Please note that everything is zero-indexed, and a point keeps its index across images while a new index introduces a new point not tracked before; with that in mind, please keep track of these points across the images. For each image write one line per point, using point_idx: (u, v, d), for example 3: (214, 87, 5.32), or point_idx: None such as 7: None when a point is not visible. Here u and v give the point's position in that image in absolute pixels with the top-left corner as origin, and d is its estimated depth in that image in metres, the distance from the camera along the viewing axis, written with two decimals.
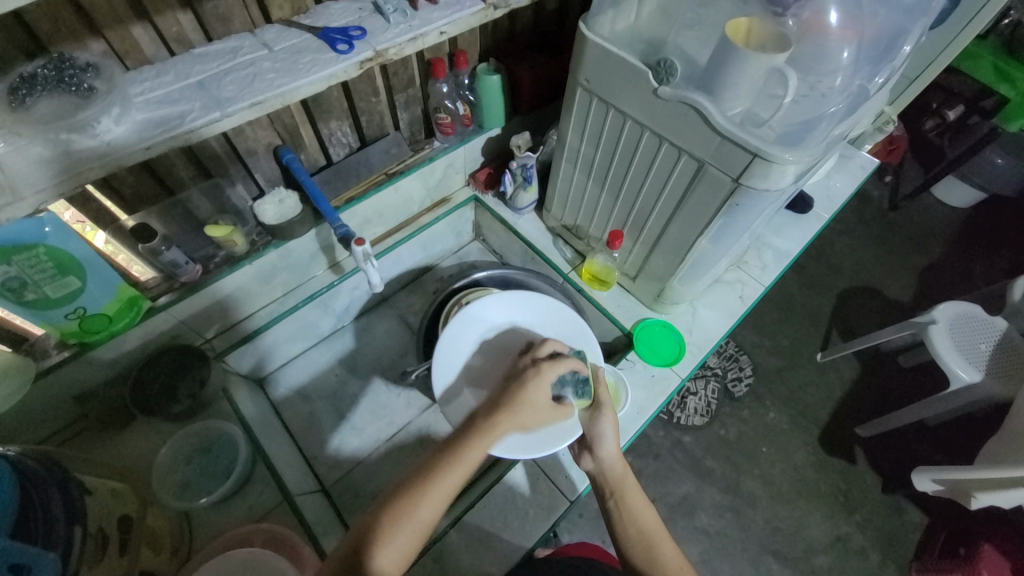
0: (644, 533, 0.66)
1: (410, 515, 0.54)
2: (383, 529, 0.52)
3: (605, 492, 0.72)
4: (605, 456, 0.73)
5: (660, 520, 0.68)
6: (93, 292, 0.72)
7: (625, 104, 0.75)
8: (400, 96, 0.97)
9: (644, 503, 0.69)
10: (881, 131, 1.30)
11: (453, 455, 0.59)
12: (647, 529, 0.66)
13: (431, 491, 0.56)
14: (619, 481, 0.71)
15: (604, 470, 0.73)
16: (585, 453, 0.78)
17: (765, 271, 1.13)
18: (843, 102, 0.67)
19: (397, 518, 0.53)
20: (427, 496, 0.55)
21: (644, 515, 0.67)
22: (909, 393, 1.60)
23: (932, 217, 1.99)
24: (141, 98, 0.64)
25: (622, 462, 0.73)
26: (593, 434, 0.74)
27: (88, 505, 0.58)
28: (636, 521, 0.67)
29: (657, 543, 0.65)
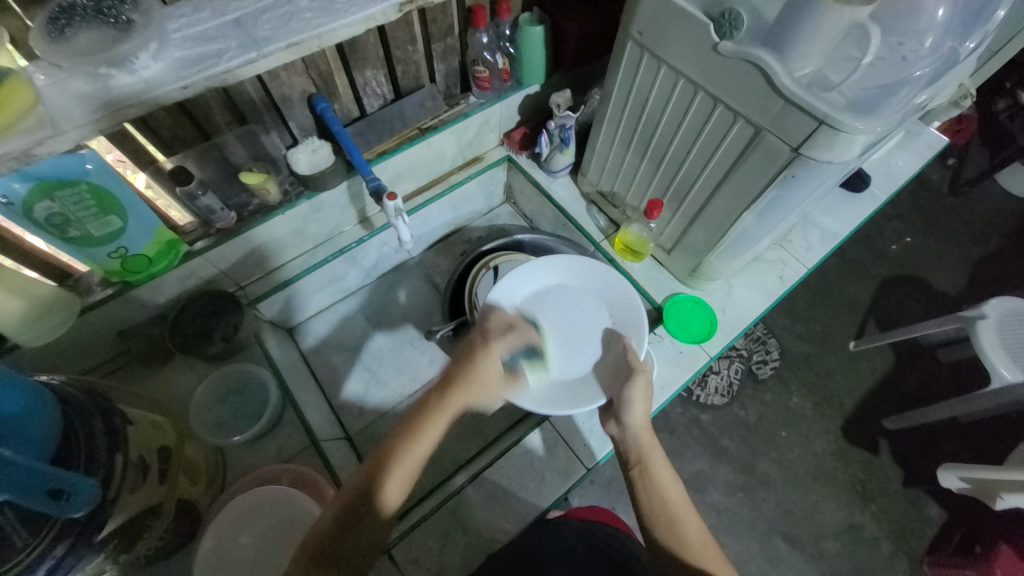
0: (668, 506, 0.66)
1: (406, 456, 0.60)
2: (394, 467, 0.59)
3: (630, 459, 0.71)
4: (631, 425, 0.73)
5: (686, 495, 0.67)
6: (134, 233, 0.73)
7: (680, 61, 0.70)
8: (438, 46, 0.93)
9: (671, 474, 0.69)
10: (957, 106, 1.18)
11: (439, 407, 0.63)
12: (672, 502, 0.66)
13: (429, 432, 0.62)
14: (647, 448, 0.70)
15: (629, 436, 0.73)
16: (611, 418, 0.78)
17: (809, 252, 1.07)
18: (928, 67, 0.61)
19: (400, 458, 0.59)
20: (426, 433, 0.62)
21: (669, 488, 0.67)
22: (945, 388, 1.53)
23: (994, 207, 1.84)
24: (180, 35, 0.62)
25: (648, 431, 0.73)
26: (624, 401, 0.75)
27: (131, 433, 0.61)
28: (661, 495, 0.67)
29: (679, 516, 0.65)
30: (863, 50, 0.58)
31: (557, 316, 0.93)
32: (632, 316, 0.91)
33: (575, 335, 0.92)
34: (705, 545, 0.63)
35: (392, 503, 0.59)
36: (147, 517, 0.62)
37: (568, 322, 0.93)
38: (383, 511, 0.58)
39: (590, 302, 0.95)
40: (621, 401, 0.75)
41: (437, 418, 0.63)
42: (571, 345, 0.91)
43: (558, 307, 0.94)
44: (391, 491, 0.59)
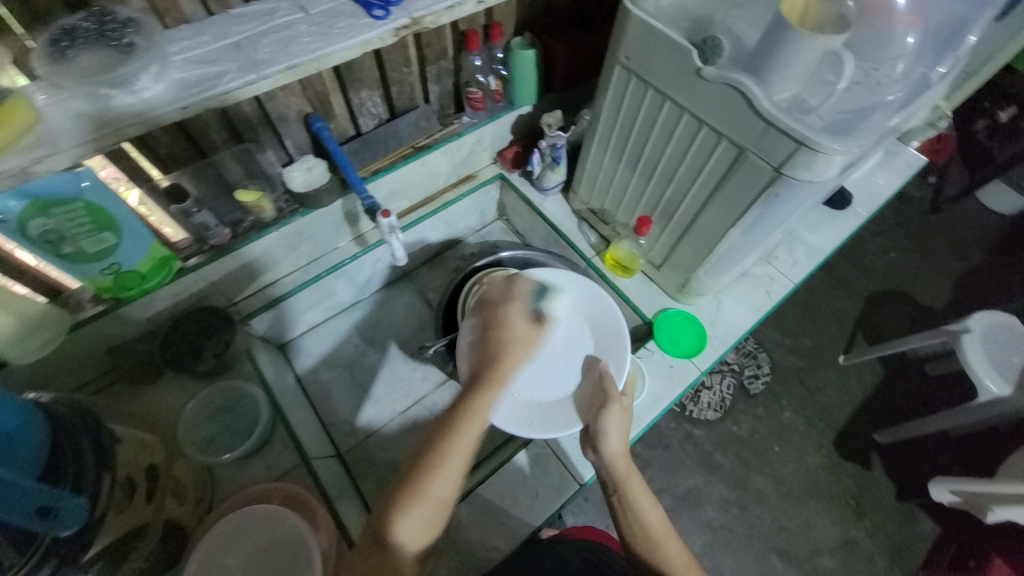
0: (648, 531, 0.66)
1: (434, 484, 0.57)
2: (413, 506, 0.56)
3: (609, 487, 0.72)
4: (607, 453, 0.73)
5: (667, 519, 0.68)
6: (128, 249, 0.74)
7: (665, 85, 0.73)
8: (432, 68, 0.95)
9: (651, 499, 0.69)
10: (933, 127, 1.22)
11: (469, 425, 0.61)
12: (653, 529, 0.66)
13: (450, 467, 0.58)
14: (623, 477, 0.70)
15: (606, 464, 0.73)
16: (589, 446, 0.78)
17: (795, 267, 1.09)
18: (900, 91, 0.64)
19: (425, 481, 0.57)
20: (446, 468, 0.58)
21: (650, 514, 0.67)
22: (933, 402, 1.55)
23: (974, 223, 1.89)
24: (180, 58, 0.64)
25: (625, 459, 0.72)
26: (598, 430, 0.74)
27: (119, 452, 0.60)
28: (643, 522, 0.67)
29: (662, 541, 0.65)
30: (837, 76, 0.61)
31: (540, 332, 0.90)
32: (614, 338, 0.89)
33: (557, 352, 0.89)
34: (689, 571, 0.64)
35: (413, 540, 0.56)
36: (134, 538, 0.61)
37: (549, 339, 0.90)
38: (404, 548, 0.55)
39: (573, 319, 0.92)
40: (597, 431, 0.74)
41: (455, 449, 0.59)
42: (550, 364, 0.88)
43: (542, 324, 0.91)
44: (410, 524, 0.55)
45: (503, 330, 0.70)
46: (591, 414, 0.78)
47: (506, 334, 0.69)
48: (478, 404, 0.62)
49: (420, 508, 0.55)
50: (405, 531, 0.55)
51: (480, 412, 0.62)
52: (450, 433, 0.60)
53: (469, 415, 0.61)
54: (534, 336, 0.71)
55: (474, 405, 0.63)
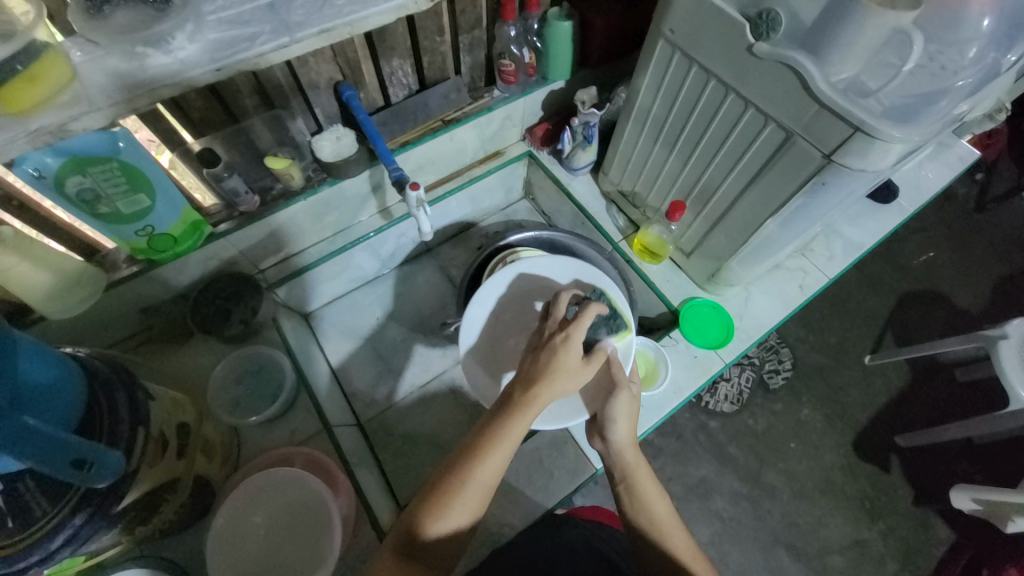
0: (656, 524, 0.66)
1: (475, 481, 0.57)
2: (451, 498, 0.56)
3: (615, 475, 0.70)
4: (614, 442, 0.71)
5: (673, 511, 0.67)
6: (161, 212, 0.75)
7: (712, 61, 0.69)
8: (465, 38, 0.93)
9: (656, 487, 0.68)
10: (991, 120, 1.14)
11: (502, 440, 0.60)
12: (660, 520, 0.66)
13: (488, 468, 0.58)
14: (631, 465, 0.69)
15: (614, 452, 0.71)
16: (597, 434, 0.75)
17: (831, 261, 1.05)
18: (972, 76, 0.59)
19: (468, 477, 0.57)
20: (482, 472, 0.58)
21: (657, 505, 0.67)
22: (961, 408, 1.50)
23: (1022, 224, 1.79)
24: (214, 17, 0.62)
25: (634, 448, 0.70)
26: (608, 418, 0.72)
27: (151, 408, 0.62)
28: (648, 511, 0.67)
29: (664, 531, 0.65)
30: (903, 58, 0.57)
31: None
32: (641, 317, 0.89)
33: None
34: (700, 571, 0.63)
35: (456, 527, 0.56)
36: (165, 491, 0.63)
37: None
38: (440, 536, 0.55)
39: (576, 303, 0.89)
40: (607, 421, 0.72)
41: (494, 455, 0.59)
42: None
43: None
44: (448, 521, 0.56)
45: (550, 355, 0.64)
46: (600, 403, 0.76)
47: (554, 361, 0.64)
48: (515, 422, 0.61)
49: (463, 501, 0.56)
50: (451, 519, 0.55)
51: (514, 430, 0.60)
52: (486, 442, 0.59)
53: (512, 424, 0.60)
54: (583, 370, 0.66)
55: (506, 426, 0.60)
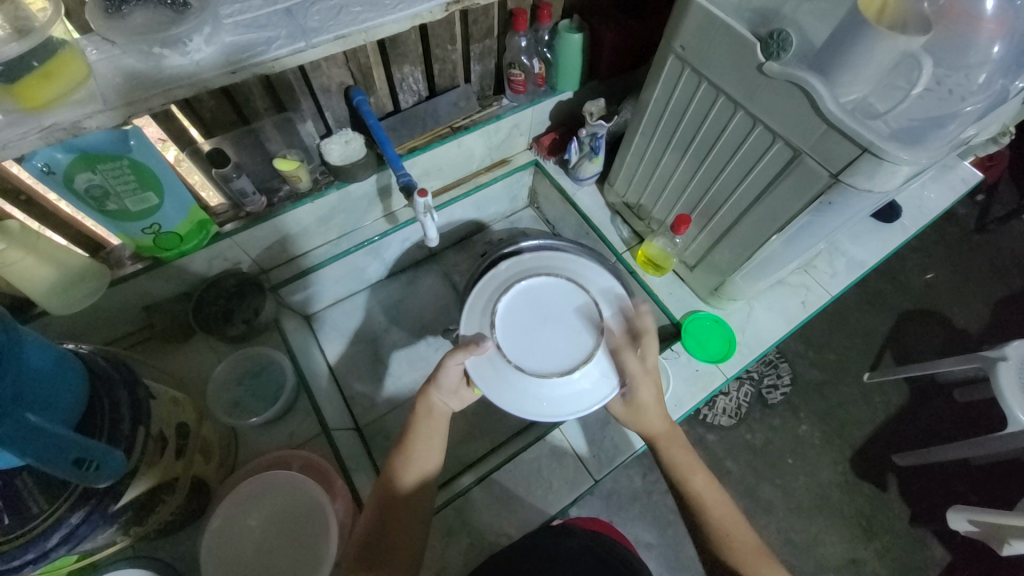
0: (685, 475, 0.74)
1: (422, 445, 0.70)
2: (411, 461, 0.69)
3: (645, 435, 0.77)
4: (639, 405, 0.75)
5: (708, 472, 0.74)
6: (169, 210, 0.75)
7: (722, 79, 0.70)
8: (476, 47, 0.94)
9: (693, 454, 0.76)
10: (995, 143, 1.14)
11: (425, 430, 0.71)
12: (685, 471, 0.74)
13: (426, 448, 0.70)
14: (654, 426, 0.76)
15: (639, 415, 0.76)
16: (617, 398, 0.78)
17: (833, 279, 1.06)
18: (982, 101, 0.60)
19: (411, 454, 0.69)
20: (423, 451, 0.70)
21: (681, 456, 0.75)
22: (958, 427, 1.50)
23: (1023, 246, 1.80)
24: (231, 21, 0.63)
25: (658, 406, 0.75)
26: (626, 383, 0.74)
27: (152, 408, 0.62)
28: (676, 464, 0.74)
29: (694, 485, 0.73)
30: (911, 81, 0.57)
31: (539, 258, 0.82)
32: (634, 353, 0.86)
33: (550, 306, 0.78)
34: (733, 535, 0.69)
35: (426, 472, 0.69)
36: (162, 492, 0.63)
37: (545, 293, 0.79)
38: (424, 478, 0.69)
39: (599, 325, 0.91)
40: (632, 393, 0.74)
41: (424, 444, 0.70)
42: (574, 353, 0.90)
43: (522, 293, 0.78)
44: (414, 471, 0.68)
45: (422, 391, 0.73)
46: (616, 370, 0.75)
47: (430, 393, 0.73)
48: (426, 422, 0.72)
49: (424, 456, 0.70)
50: (404, 477, 0.68)
51: (429, 423, 0.72)
52: (411, 442, 0.71)
53: (423, 431, 0.71)
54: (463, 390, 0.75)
55: (418, 429, 0.71)
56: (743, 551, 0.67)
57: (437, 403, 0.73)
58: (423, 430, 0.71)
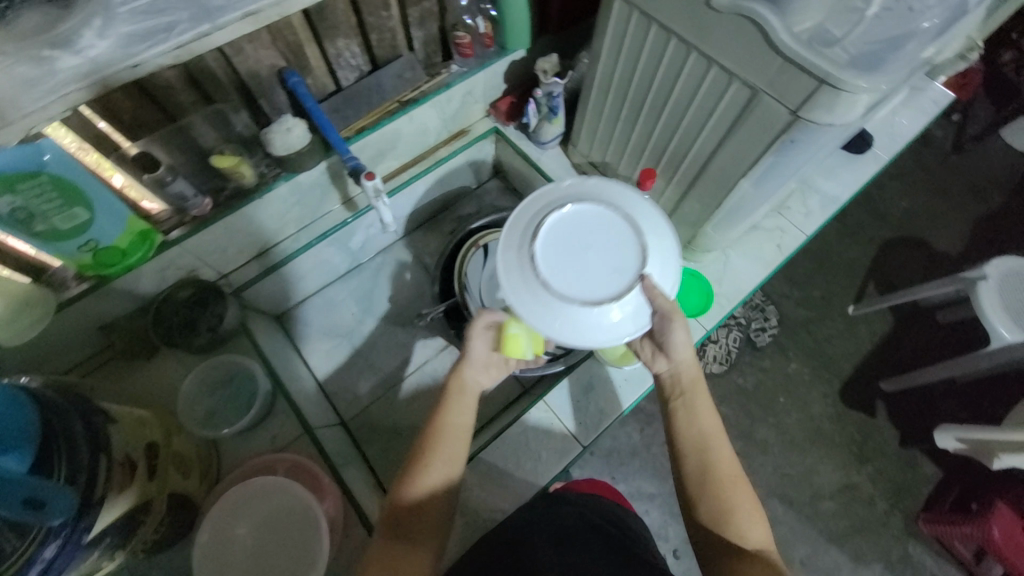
0: (705, 440, 0.65)
1: (446, 432, 0.65)
2: (432, 454, 0.63)
3: (671, 393, 0.71)
4: (679, 360, 0.70)
5: (724, 430, 0.67)
6: (104, 224, 0.71)
7: (671, 20, 0.65)
8: (415, 11, 0.87)
9: (712, 410, 0.68)
10: (964, 60, 1.10)
11: (451, 415, 0.66)
12: (708, 433, 0.66)
13: (453, 440, 0.65)
14: (689, 385, 0.70)
15: (674, 371, 0.71)
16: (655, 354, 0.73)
17: (808, 218, 1.04)
18: (940, 16, 0.58)
19: (435, 446, 0.63)
20: (444, 446, 0.64)
21: (705, 420, 0.67)
22: (942, 349, 1.53)
23: (999, 162, 1.79)
24: (125, 9, 0.57)
25: (694, 370, 0.70)
26: (670, 339, 0.69)
27: (112, 434, 0.60)
28: (699, 426, 0.66)
29: (716, 461, 0.64)
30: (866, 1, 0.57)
31: (594, 187, 0.70)
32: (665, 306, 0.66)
33: (597, 236, 0.67)
34: (729, 512, 0.61)
35: (449, 473, 0.63)
36: (139, 513, 0.62)
37: (594, 222, 0.67)
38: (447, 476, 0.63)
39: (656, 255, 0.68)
40: (666, 341, 0.69)
41: (452, 429, 0.65)
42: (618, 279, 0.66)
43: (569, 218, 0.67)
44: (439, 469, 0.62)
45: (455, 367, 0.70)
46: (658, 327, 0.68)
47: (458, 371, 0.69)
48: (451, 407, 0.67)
49: (449, 447, 0.64)
50: (430, 483, 0.61)
51: (455, 409, 0.67)
52: (437, 431, 0.65)
53: (447, 418, 0.66)
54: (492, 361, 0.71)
55: (443, 419, 0.66)
56: (744, 517, 0.61)
57: (471, 376, 0.70)
58: (450, 422, 0.66)
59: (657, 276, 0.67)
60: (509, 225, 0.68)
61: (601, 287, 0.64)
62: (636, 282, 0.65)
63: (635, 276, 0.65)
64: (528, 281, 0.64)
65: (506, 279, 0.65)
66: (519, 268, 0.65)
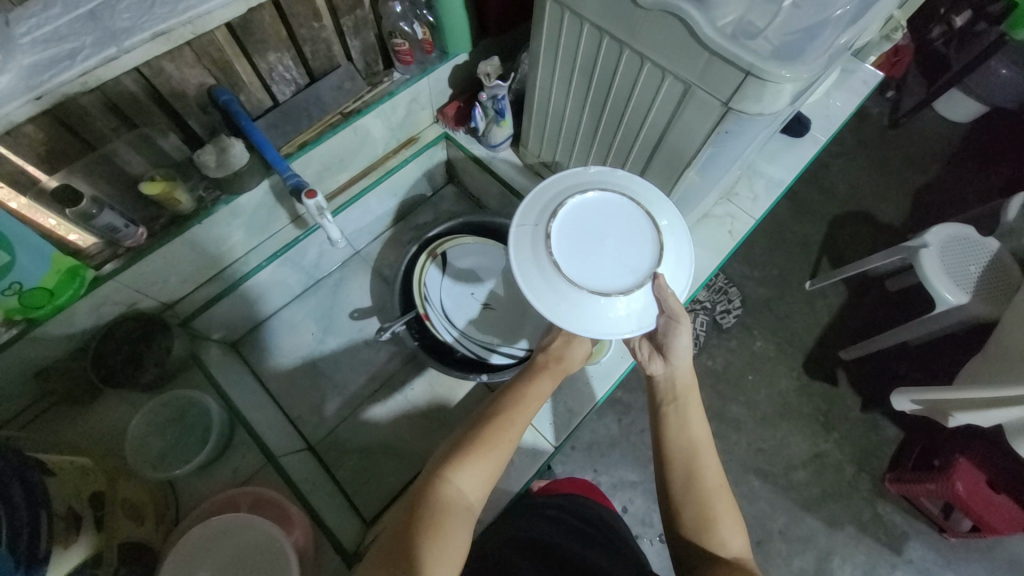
0: (693, 446, 0.67)
1: (495, 447, 0.61)
2: (470, 456, 0.60)
3: (664, 397, 0.71)
4: (678, 365, 0.71)
5: (712, 439, 0.68)
6: (27, 264, 0.65)
7: (601, 19, 0.65)
8: (348, 20, 0.84)
9: (701, 418, 0.70)
10: (889, 40, 1.15)
11: (504, 429, 0.63)
12: (697, 440, 0.67)
13: (493, 457, 0.61)
14: (684, 391, 0.71)
15: (670, 376, 0.72)
16: (654, 356, 0.74)
17: (756, 202, 1.07)
18: (852, 3, 0.59)
19: (480, 452, 0.60)
20: (484, 461, 0.60)
21: (696, 427, 0.68)
22: (894, 316, 1.61)
23: (932, 134, 1.89)
24: (28, 39, 0.56)
25: (691, 380, 0.71)
26: (673, 345, 0.69)
27: (50, 487, 0.56)
28: (688, 433, 0.68)
29: (703, 468, 0.65)
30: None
31: (618, 178, 0.70)
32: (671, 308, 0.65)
33: (611, 227, 0.67)
34: (709, 520, 0.63)
35: (466, 498, 0.58)
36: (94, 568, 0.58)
37: (616, 212, 0.67)
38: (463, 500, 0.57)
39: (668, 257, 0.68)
40: (669, 344, 0.70)
41: (501, 439, 0.62)
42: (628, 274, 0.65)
43: (592, 203, 0.67)
44: (471, 480, 0.59)
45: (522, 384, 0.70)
46: (662, 331, 0.68)
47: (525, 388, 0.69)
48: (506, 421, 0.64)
49: (485, 461, 0.60)
50: (464, 487, 0.58)
51: (510, 428, 0.64)
52: (489, 434, 0.62)
53: (499, 426, 0.63)
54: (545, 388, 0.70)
55: (497, 428, 0.63)
56: (724, 525, 0.62)
57: (528, 400, 0.68)
58: (494, 429, 0.63)
59: (668, 276, 0.67)
60: (534, 196, 0.67)
61: (611, 277, 0.64)
62: (647, 279, 0.65)
63: (646, 273, 0.65)
64: (538, 254, 0.64)
65: (519, 249, 0.64)
66: (532, 239, 0.64)
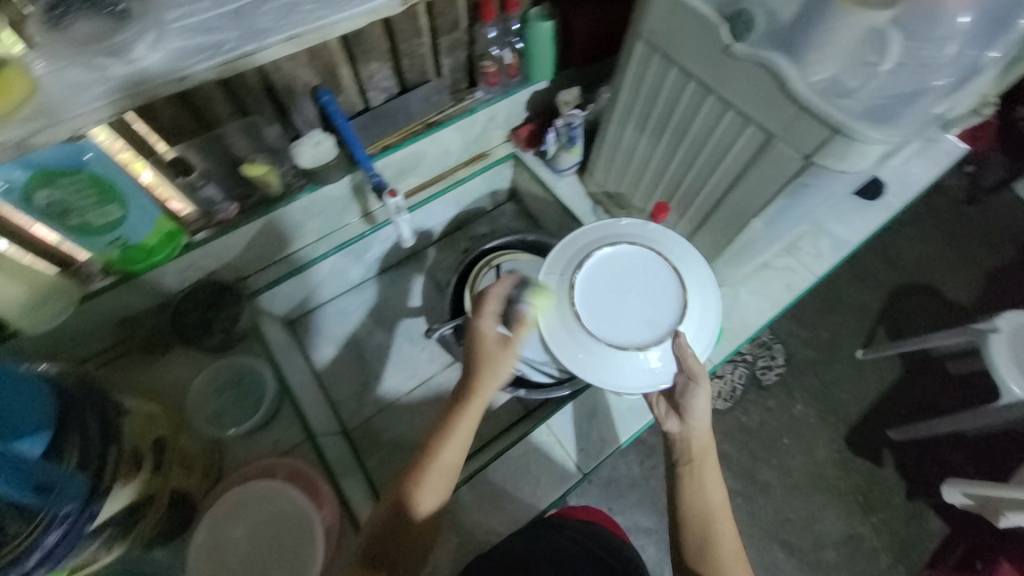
0: (709, 512, 0.66)
1: (441, 459, 0.68)
2: (421, 475, 0.67)
3: (679, 458, 0.71)
4: (693, 426, 0.70)
5: (728, 503, 0.67)
6: (135, 222, 0.73)
7: (691, 64, 0.68)
8: (445, 40, 0.91)
9: (717, 482, 0.69)
10: (978, 114, 1.12)
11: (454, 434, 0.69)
12: (713, 504, 0.66)
13: (446, 468, 0.68)
14: (698, 452, 0.70)
15: (686, 435, 0.71)
16: (669, 413, 0.74)
17: (818, 260, 1.05)
18: (951, 75, 0.60)
19: (428, 468, 0.67)
20: (435, 475, 0.67)
21: (713, 491, 0.67)
22: (952, 401, 1.50)
23: (1013, 215, 1.79)
24: (177, 25, 0.60)
25: (708, 440, 0.71)
26: (689, 404, 0.69)
27: (123, 426, 0.61)
28: (704, 496, 0.67)
29: (718, 536, 0.64)
30: (879, 54, 0.58)
31: (653, 236, 0.79)
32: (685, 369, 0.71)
33: (637, 283, 0.76)
34: None
35: (428, 509, 0.66)
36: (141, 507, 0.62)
37: (644, 271, 0.77)
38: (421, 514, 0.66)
39: (690, 317, 0.74)
40: (686, 404, 0.70)
41: (455, 439, 0.69)
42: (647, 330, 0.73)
43: (622, 261, 0.77)
44: (428, 496, 0.66)
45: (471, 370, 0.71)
46: (678, 391, 0.71)
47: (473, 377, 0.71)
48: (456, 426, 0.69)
49: (437, 478, 0.67)
50: (421, 507, 0.65)
51: (461, 430, 0.69)
52: (437, 447, 0.68)
53: (449, 437, 0.69)
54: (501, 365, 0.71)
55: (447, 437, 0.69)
56: None
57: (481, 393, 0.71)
58: (450, 440, 0.69)
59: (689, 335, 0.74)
60: (569, 247, 0.78)
61: (627, 333, 0.72)
62: (665, 337, 0.72)
63: (666, 331, 0.73)
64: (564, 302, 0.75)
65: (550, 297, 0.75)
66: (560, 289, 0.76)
